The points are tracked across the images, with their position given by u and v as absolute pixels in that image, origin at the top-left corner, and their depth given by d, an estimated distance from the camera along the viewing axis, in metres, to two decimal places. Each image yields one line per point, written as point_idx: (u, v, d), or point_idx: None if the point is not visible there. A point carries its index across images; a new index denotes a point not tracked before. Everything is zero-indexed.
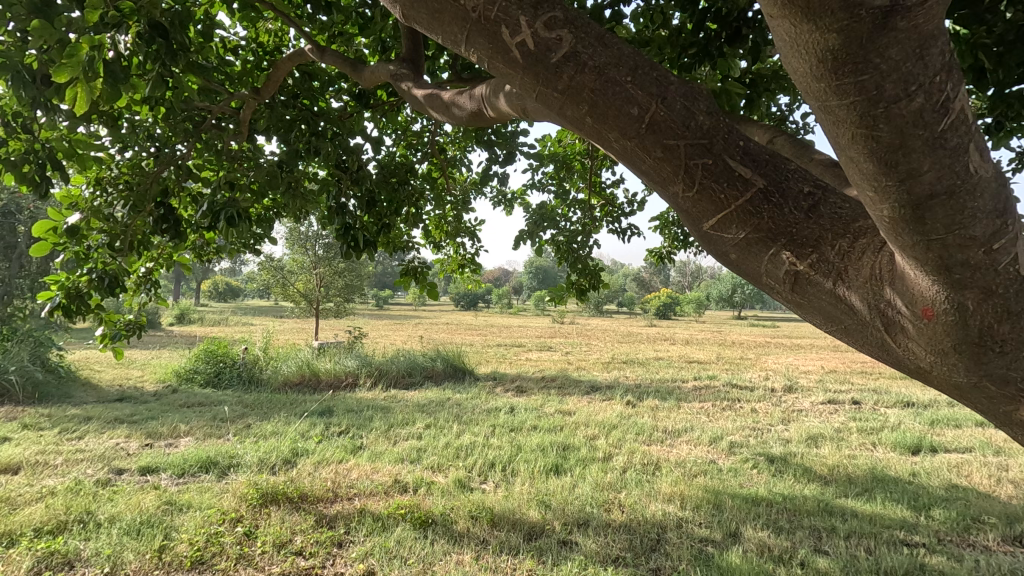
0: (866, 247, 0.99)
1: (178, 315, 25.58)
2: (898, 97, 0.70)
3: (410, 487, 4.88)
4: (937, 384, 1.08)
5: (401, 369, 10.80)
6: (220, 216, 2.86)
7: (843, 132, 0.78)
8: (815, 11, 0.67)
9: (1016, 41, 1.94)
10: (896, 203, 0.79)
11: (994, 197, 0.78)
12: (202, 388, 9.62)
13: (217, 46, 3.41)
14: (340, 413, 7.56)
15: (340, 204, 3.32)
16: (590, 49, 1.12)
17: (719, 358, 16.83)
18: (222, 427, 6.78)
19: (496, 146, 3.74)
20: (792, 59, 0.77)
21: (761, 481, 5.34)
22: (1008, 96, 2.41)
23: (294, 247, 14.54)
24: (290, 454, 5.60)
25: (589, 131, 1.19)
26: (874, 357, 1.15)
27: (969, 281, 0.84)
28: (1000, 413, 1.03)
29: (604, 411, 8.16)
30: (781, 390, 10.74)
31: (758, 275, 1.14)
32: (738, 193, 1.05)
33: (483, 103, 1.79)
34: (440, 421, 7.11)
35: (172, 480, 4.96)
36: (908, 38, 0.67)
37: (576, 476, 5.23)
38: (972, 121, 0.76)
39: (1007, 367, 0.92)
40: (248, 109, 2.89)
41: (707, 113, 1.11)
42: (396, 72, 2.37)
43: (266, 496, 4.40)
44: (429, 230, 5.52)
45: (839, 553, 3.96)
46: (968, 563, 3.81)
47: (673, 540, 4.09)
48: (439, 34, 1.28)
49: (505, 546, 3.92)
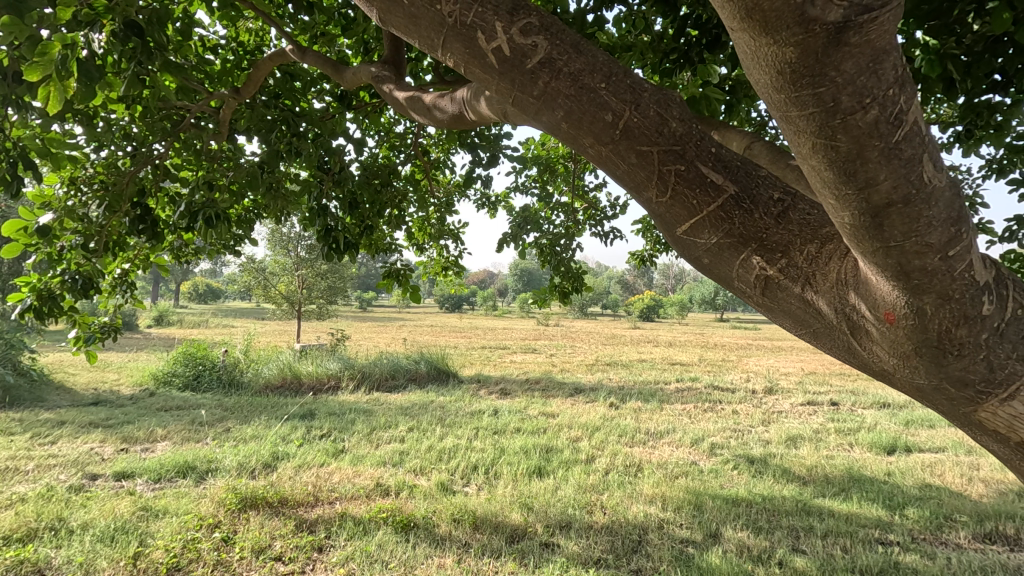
0: (833, 253, 1.01)
1: (157, 317, 25.16)
2: (854, 109, 0.72)
3: (392, 490, 4.86)
4: (900, 386, 1.10)
5: (384, 371, 10.80)
6: (198, 216, 2.83)
7: (803, 142, 0.79)
8: (773, 25, 0.68)
9: (983, 52, 2.03)
10: (855, 210, 0.81)
11: (949, 206, 0.81)
12: (181, 391, 9.47)
13: (196, 45, 3.36)
14: (322, 416, 7.52)
15: (321, 205, 3.28)
16: (565, 55, 1.13)
17: (702, 359, 17.11)
18: (200, 431, 6.68)
19: (480, 148, 3.75)
20: (753, 69, 0.77)
21: (741, 482, 5.42)
22: (977, 104, 2.48)
23: (276, 248, 14.43)
24: (271, 458, 5.52)
25: (564, 137, 1.20)
26: (840, 359, 1.17)
27: (927, 286, 0.86)
28: (961, 414, 1.06)
29: (587, 413, 8.21)
30: (762, 391, 10.92)
31: (730, 279, 1.16)
32: (709, 199, 1.07)
33: (465, 106, 1.79)
34: (424, 424, 7.10)
35: (147, 486, 4.86)
36: (862, 53, 0.67)
37: (559, 478, 5.25)
38: (927, 133, 0.78)
39: (965, 369, 0.95)
40: (227, 109, 2.86)
41: (680, 120, 1.13)
42: (378, 74, 2.35)
43: (245, 500, 4.34)
44: (412, 232, 5.51)
45: (816, 552, 4.03)
46: (941, 562, 3.89)
47: (655, 541, 4.13)
48: (415, 38, 1.27)
49: (487, 549, 3.92)
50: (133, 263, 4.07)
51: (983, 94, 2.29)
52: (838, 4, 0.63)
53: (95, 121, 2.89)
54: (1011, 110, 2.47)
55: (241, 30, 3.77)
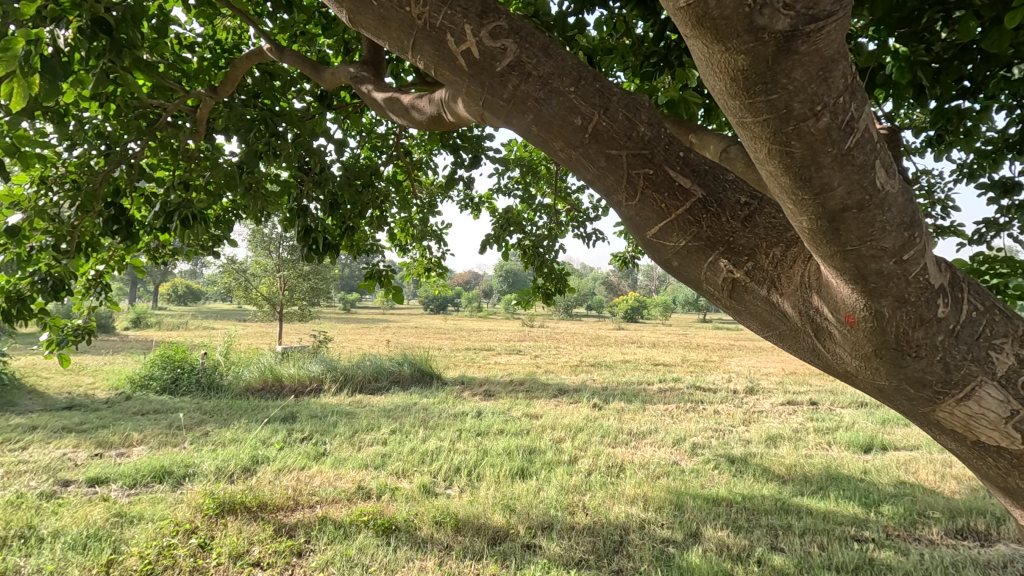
0: (797, 256, 1.03)
1: (134, 318, 24.59)
2: (806, 116, 0.72)
3: (374, 493, 4.83)
4: (862, 386, 1.12)
5: (367, 374, 10.73)
6: (173, 216, 2.78)
7: (760, 147, 0.80)
8: (723, 33, 0.67)
9: (951, 60, 2.08)
10: (812, 214, 0.82)
11: (903, 211, 0.82)
12: (158, 395, 9.30)
13: (172, 42, 3.31)
14: (303, 419, 7.44)
15: (302, 205, 3.25)
16: (534, 59, 1.14)
17: (684, 360, 17.32)
18: (178, 435, 6.56)
19: (462, 149, 3.74)
20: (708, 76, 0.77)
21: (721, 481, 5.47)
22: (947, 110, 2.54)
23: (258, 249, 14.23)
24: (250, 462, 5.44)
25: (535, 141, 1.20)
26: (805, 360, 1.19)
27: (883, 289, 0.88)
28: (921, 414, 1.08)
29: (571, 414, 8.25)
30: (743, 391, 11.06)
31: (698, 282, 1.17)
32: (677, 203, 1.08)
33: (442, 107, 1.77)
34: (407, 426, 7.06)
35: (122, 492, 4.77)
36: (811, 61, 0.68)
37: (541, 479, 5.26)
38: (879, 140, 0.80)
39: (923, 370, 0.97)
40: (203, 108, 2.81)
41: (649, 124, 1.14)
42: (356, 75, 2.34)
43: (223, 505, 4.28)
44: (395, 233, 5.48)
45: (794, 550, 4.09)
46: (913, 557, 3.97)
47: (636, 541, 4.15)
48: (386, 41, 1.26)
49: (469, 551, 3.91)
50: (108, 265, 3.98)
51: (953, 101, 2.35)
52: (786, 12, 0.63)
53: (67, 120, 2.83)
54: (980, 116, 2.53)
55: (218, 28, 3.72)
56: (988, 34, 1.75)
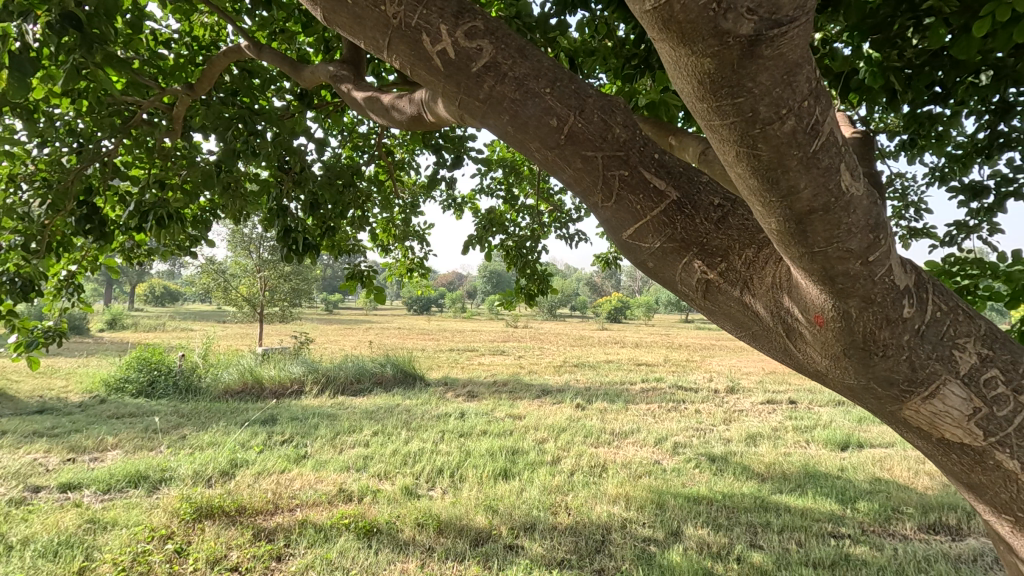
0: (769, 257, 1.05)
1: (109, 320, 24.00)
2: (772, 119, 0.73)
3: (355, 496, 4.79)
4: (833, 386, 1.14)
5: (349, 375, 10.64)
6: (148, 216, 2.73)
7: (728, 150, 0.81)
8: (689, 37, 0.67)
9: (922, 65, 2.13)
10: (781, 216, 0.84)
11: (867, 213, 0.84)
12: (134, 398, 9.10)
13: (147, 38, 3.24)
14: (284, 421, 7.35)
15: (281, 205, 3.21)
16: (510, 59, 1.14)
17: (666, 360, 17.48)
18: (154, 439, 6.43)
19: (445, 149, 3.73)
20: (676, 79, 0.78)
21: (702, 480, 5.53)
22: (919, 115, 2.60)
23: (237, 250, 14.01)
24: (229, 466, 5.35)
25: (511, 141, 1.20)
26: (778, 360, 1.21)
27: (850, 290, 0.90)
28: (889, 412, 1.11)
29: (554, 414, 8.27)
30: (724, 391, 11.19)
31: (673, 283, 1.18)
32: (652, 204, 1.09)
33: (422, 107, 1.76)
34: (389, 427, 7.01)
35: (96, 497, 4.66)
36: (776, 65, 0.69)
37: (524, 480, 5.26)
38: (845, 143, 0.81)
39: (891, 369, 0.99)
40: (180, 105, 2.76)
41: (624, 126, 1.15)
42: (336, 73, 2.32)
43: (200, 510, 4.20)
44: (377, 233, 5.44)
45: (772, 547, 4.15)
46: (887, 552, 4.06)
47: (618, 540, 4.18)
48: (362, 39, 1.25)
49: (450, 553, 3.90)
50: (80, 265, 3.89)
51: (925, 106, 2.40)
52: (750, 17, 0.63)
53: (37, 116, 2.75)
54: (950, 121, 2.59)
55: (195, 24, 3.66)
56: (957, 41, 1.80)
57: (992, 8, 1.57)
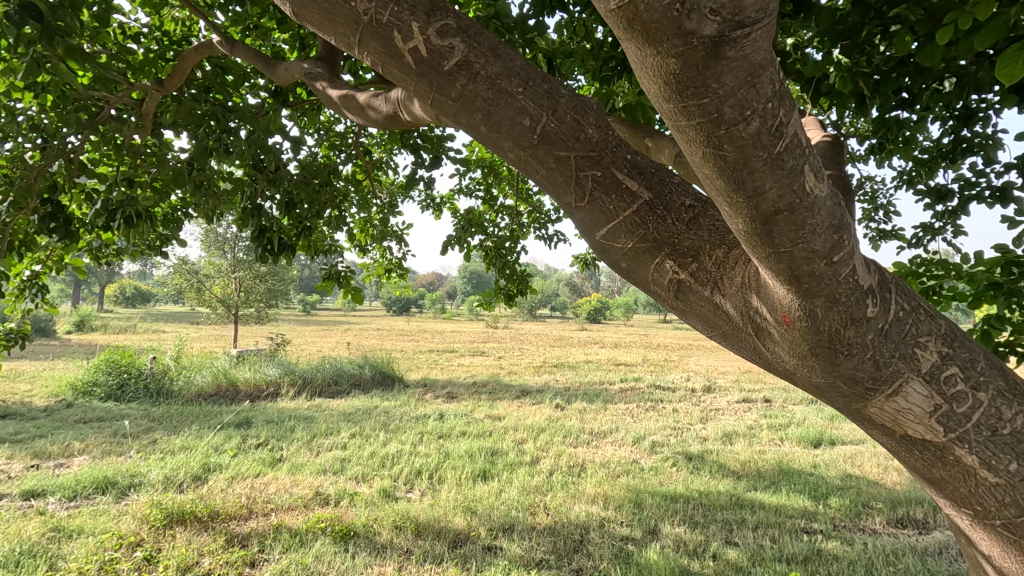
0: (738, 258, 1.06)
1: (77, 321, 23.30)
2: (736, 120, 0.74)
3: (332, 499, 4.72)
4: (801, 385, 1.16)
5: (326, 377, 10.51)
6: (116, 215, 2.65)
7: (695, 151, 0.81)
8: (654, 37, 0.68)
9: (889, 72, 2.18)
10: (748, 217, 0.85)
11: (831, 214, 0.86)
12: (102, 402, 8.84)
13: (115, 32, 3.16)
14: (258, 424, 7.21)
15: (256, 204, 3.15)
16: (482, 59, 1.13)
17: (645, 360, 17.64)
18: (123, 444, 6.26)
19: (423, 149, 3.71)
20: (643, 80, 0.79)
21: (679, 478, 5.59)
22: (888, 119, 2.67)
23: (211, 250, 13.71)
24: (201, 470, 5.23)
25: (484, 140, 1.19)
26: (748, 359, 1.23)
27: (815, 290, 0.91)
28: (855, 410, 1.13)
29: (533, 415, 8.28)
30: (700, 390, 11.34)
31: (645, 283, 1.19)
32: (625, 205, 1.10)
33: (398, 107, 1.75)
34: (367, 429, 6.93)
35: (61, 505, 4.51)
36: (739, 67, 0.70)
37: (503, 481, 5.25)
38: (809, 145, 0.83)
39: (856, 368, 1.01)
40: (149, 101, 2.69)
41: (597, 127, 1.15)
42: (311, 71, 2.28)
43: (171, 516, 4.10)
44: (354, 233, 5.38)
45: (748, 544, 4.21)
46: (858, 547, 4.15)
47: (596, 540, 4.20)
48: (332, 36, 1.24)
49: (429, 555, 3.87)
50: (44, 264, 3.76)
51: (893, 111, 2.47)
52: (713, 18, 0.64)
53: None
54: (916, 126, 2.67)
55: (166, 19, 3.58)
56: (922, 49, 1.85)
57: (954, 16, 1.61)
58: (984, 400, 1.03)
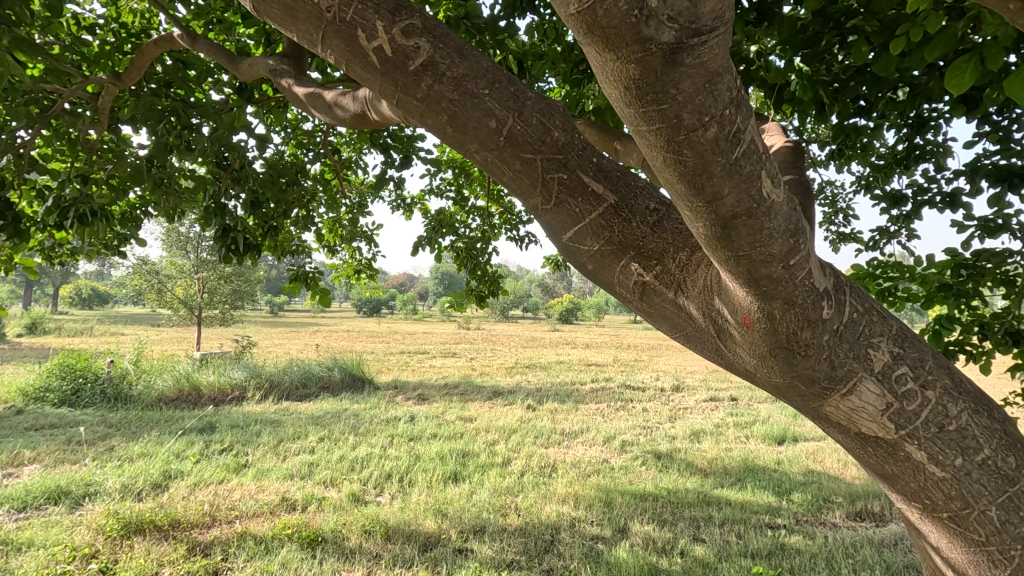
0: (701, 261, 1.09)
1: (28, 324, 22.29)
2: (696, 126, 0.75)
3: (299, 505, 4.63)
4: (762, 385, 1.19)
5: (294, 380, 10.31)
6: (68, 213, 2.54)
7: (656, 156, 0.83)
8: (614, 42, 0.68)
9: (847, 81, 2.26)
10: (707, 220, 0.87)
11: (788, 219, 0.88)
12: (55, 408, 8.46)
13: (68, 22, 3.03)
14: (223, 429, 7.02)
15: (219, 203, 3.07)
16: (448, 59, 1.12)
17: (616, 360, 17.85)
18: (78, 451, 6.00)
19: (393, 149, 3.66)
20: (605, 85, 0.79)
21: (649, 477, 5.67)
22: (846, 127, 2.77)
23: (173, 250, 13.29)
24: (161, 478, 5.06)
25: (450, 141, 1.18)
26: (711, 360, 1.25)
27: (774, 292, 0.94)
28: (812, 409, 1.16)
29: (505, 416, 8.28)
30: (670, 389, 11.53)
31: (612, 285, 1.20)
32: (591, 208, 1.11)
33: (366, 106, 1.72)
34: (336, 433, 6.81)
35: (9, 516, 4.30)
36: (697, 74, 0.71)
37: (474, 483, 5.24)
38: (766, 152, 0.85)
39: (812, 367, 1.04)
40: (106, 95, 2.58)
41: (563, 129, 1.15)
42: (276, 68, 2.23)
43: (129, 526, 3.96)
44: (323, 233, 5.30)
45: (714, 540, 4.29)
46: (819, 540, 4.28)
47: (566, 540, 4.22)
48: (294, 32, 1.21)
49: (398, 559, 3.83)
50: None
51: (851, 118, 2.55)
52: (670, 25, 0.65)
53: None
54: (873, 133, 2.77)
55: (124, 10, 3.46)
56: (877, 59, 1.91)
57: (907, 28, 1.67)
58: (932, 398, 1.07)
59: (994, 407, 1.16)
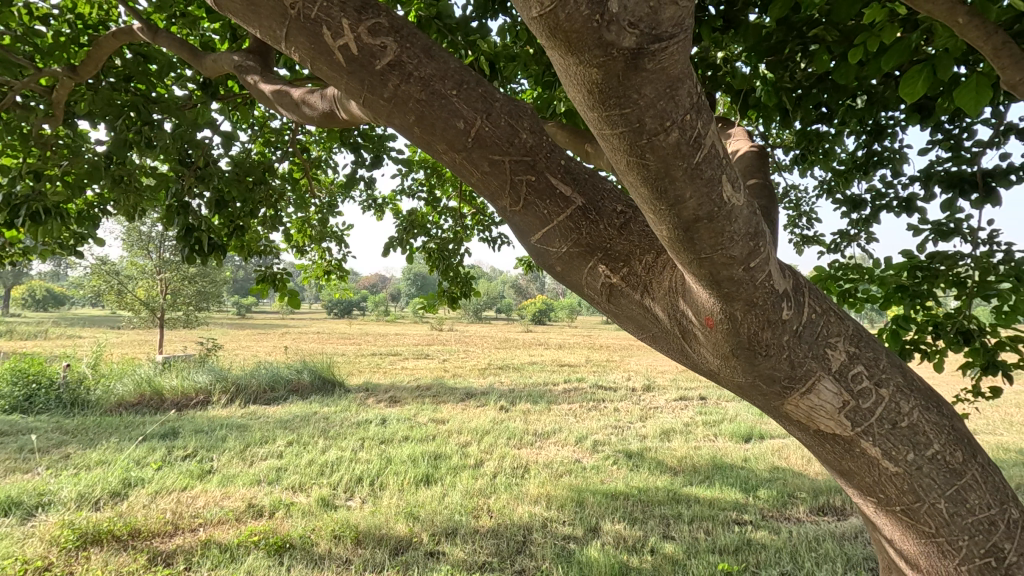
0: (665, 263, 1.11)
1: None
2: (657, 131, 0.77)
3: (266, 510, 4.53)
4: (726, 385, 1.21)
5: (261, 383, 10.09)
6: (19, 210, 2.44)
7: (619, 159, 0.84)
8: (576, 47, 0.69)
9: (809, 88, 2.33)
10: (670, 223, 0.88)
11: (747, 222, 0.90)
12: (5, 414, 8.08)
13: (20, 12, 2.91)
14: (186, 434, 6.81)
15: (182, 201, 2.98)
16: (415, 59, 1.12)
17: (588, 360, 18.01)
18: (30, 460, 5.74)
19: (363, 148, 3.62)
20: (569, 88, 0.80)
21: (620, 476, 5.73)
22: (808, 133, 2.85)
23: (134, 250, 12.84)
24: (120, 486, 4.88)
25: (418, 141, 1.18)
26: (677, 361, 1.27)
27: (735, 293, 0.96)
28: (773, 408, 1.19)
29: (477, 417, 8.26)
30: (640, 389, 11.69)
31: (580, 287, 1.21)
32: (559, 209, 1.12)
33: (335, 104, 1.70)
34: (305, 437, 6.69)
35: None
36: (658, 79, 0.72)
37: (446, 485, 5.21)
38: (726, 156, 0.87)
39: (773, 367, 1.07)
40: (61, 89, 2.49)
41: (531, 131, 1.16)
42: (241, 64, 2.18)
43: (85, 536, 3.81)
44: (292, 233, 5.21)
45: (683, 537, 4.36)
46: (783, 535, 4.40)
47: (538, 540, 4.23)
48: (257, 28, 1.19)
49: (369, 564, 3.78)
50: None
51: (813, 125, 2.63)
52: (631, 31, 0.66)
53: None
54: (834, 139, 2.86)
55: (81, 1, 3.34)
56: (837, 68, 1.97)
57: (864, 39, 1.73)
58: (886, 396, 1.11)
59: (944, 404, 1.21)
